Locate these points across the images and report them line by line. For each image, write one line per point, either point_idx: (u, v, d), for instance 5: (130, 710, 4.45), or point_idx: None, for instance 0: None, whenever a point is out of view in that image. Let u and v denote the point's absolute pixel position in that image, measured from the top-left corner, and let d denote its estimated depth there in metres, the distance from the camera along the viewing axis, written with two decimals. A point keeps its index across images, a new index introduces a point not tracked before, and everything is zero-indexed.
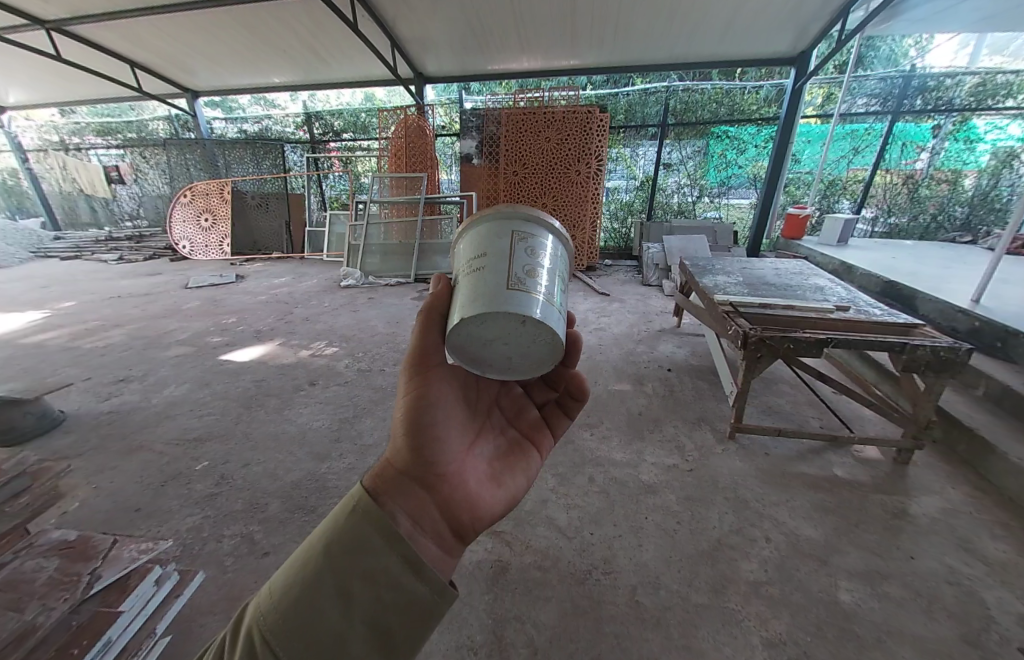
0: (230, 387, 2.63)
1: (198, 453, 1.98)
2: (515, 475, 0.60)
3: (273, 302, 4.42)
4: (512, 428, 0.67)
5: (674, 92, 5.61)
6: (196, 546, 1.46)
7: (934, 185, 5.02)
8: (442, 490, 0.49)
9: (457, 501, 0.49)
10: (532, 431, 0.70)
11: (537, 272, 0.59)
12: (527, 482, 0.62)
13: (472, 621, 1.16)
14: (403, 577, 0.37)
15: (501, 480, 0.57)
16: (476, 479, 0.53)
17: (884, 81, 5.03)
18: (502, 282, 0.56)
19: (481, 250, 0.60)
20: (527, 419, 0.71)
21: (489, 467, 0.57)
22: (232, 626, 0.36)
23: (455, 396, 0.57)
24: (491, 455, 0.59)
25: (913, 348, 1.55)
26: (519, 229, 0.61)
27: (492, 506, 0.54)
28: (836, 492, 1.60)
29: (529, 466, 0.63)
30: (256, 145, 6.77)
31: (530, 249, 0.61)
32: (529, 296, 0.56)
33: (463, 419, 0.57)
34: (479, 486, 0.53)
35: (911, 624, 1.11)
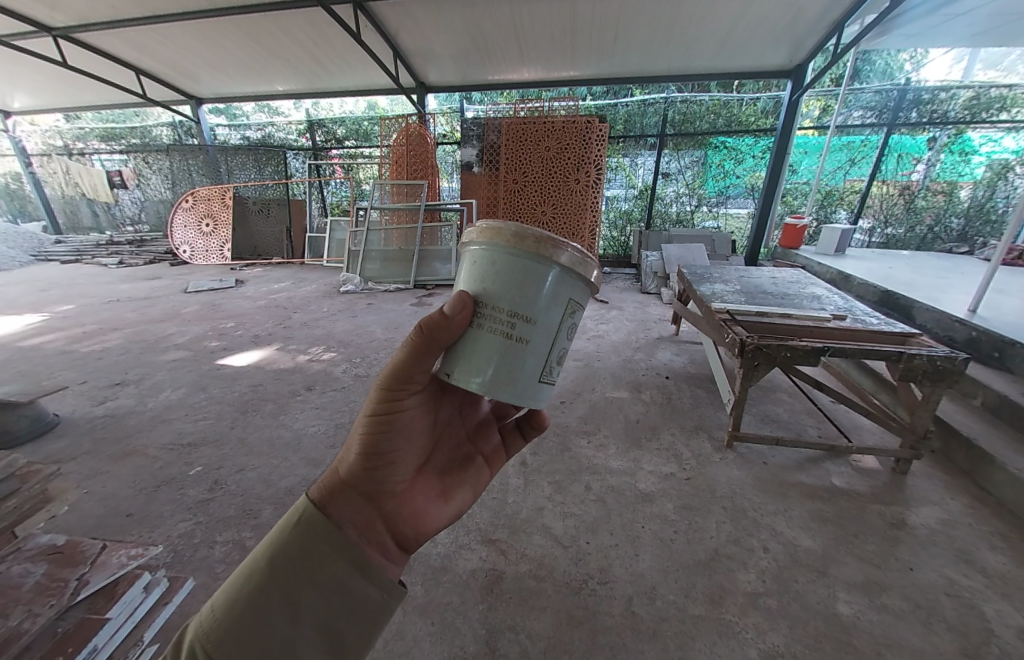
0: (227, 391, 2.62)
1: (192, 458, 1.97)
2: (463, 490, 0.66)
3: (272, 307, 4.42)
4: (468, 444, 0.72)
5: (673, 103, 5.69)
6: (187, 553, 1.44)
7: (930, 196, 5.07)
8: (390, 505, 0.55)
9: (402, 515, 0.55)
10: (489, 451, 0.75)
11: (560, 353, 0.65)
12: (475, 495, 0.68)
13: (465, 631, 1.14)
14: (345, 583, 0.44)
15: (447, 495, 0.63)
16: (423, 498, 0.59)
17: (880, 94, 5.10)
18: (535, 368, 0.62)
19: (531, 313, 0.60)
20: (485, 437, 0.76)
21: (438, 484, 0.63)
22: (175, 647, 0.41)
23: (418, 419, 0.61)
24: (442, 473, 0.64)
25: (910, 357, 1.56)
26: (573, 300, 0.62)
27: (438, 521, 0.60)
28: (834, 502, 1.59)
29: (477, 482, 0.69)
30: (258, 152, 6.82)
31: (569, 324, 0.64)
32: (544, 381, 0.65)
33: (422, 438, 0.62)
34: (425, 503, 0.59)
35: (909, 636, 1.09)
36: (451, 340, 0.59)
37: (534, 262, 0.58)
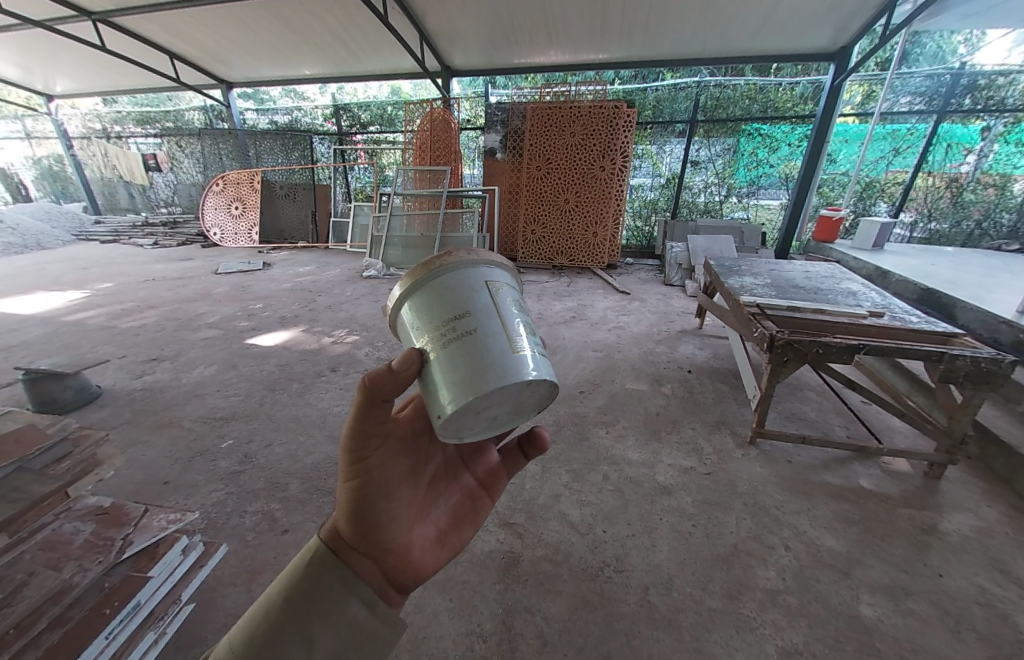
0: (256, 369, 2.73)
1: (224, 431, 2.07)
2: (464, 529, 0.66)
3: (298, 290, 4.54)
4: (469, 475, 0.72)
5: (705, 88, 5.49)
6: (220, 520, 1.52)
7: (979, 189, 4.74)
8: (389, 564, 0.54)
9: (401, 566, 0.56)
10: (486, 478, 0.74)
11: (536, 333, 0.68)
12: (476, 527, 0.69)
13: (483, 609, 1.17)
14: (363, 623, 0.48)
15: (447, 540, 0.63)
16: (424, 545, 0.59)
17: (931, 79, 4.76)
18: (506, 347, 0.60)
19: (464, 311, 0.60)
20: (481, 467, 0.74)
21: (438, 529, 0.63)
22: None
23: (396, 469, 0.59)
24: (443, 515, 0.64)
25: (953, 358, 1.47)
26: (489, 282, 0.66)
27: (438, 563, 0.61)
28: (862, 503, 1.54)
29: (479, 515, 0.70)
30: (285, 136, 6.93)
31: (505, 301, 0.66)
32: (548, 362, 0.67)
33: (408, 490, 0.60)
34: (428, 550, 0.60)
35: (935, 643, 1.06)
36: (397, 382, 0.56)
37: (441, 278, 0.64)
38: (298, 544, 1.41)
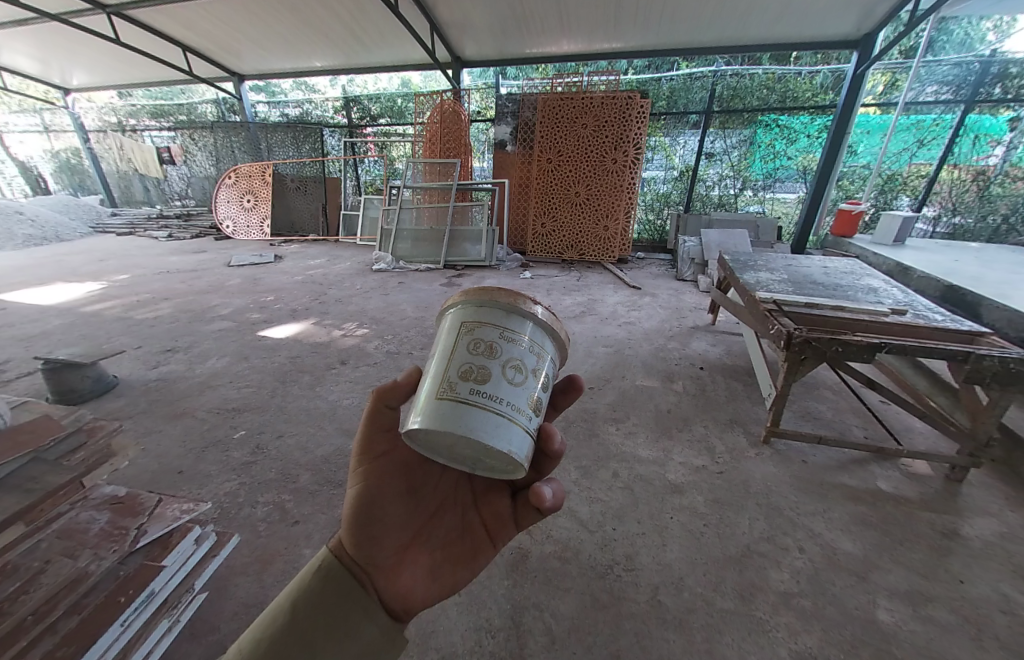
0: (268, 361, 2.76)
1: (236, 422, 2.10)
2: (458, 568, 0.67)
3: (308, 282, 4.58)
4: (473, 513, 0.72)
5: (722, 77, 5.32)
6: (232, 510, 1.54)
7: (1008, 182, 4.52)
8: (382, 584, 0.59)
9: (393, 588, 0.60)
10: (492, 520, 0.72)
11: (511, 384, 0.57)
12: (472, 570, 0.69)
13: (491, 604, 1.17)
14: (353, 630, 0.53)
15: (439, 574, 0.66)
16: (415, 573, 0.63)
17: (960, 67, 4.61)
18: (438, 390, 0.58)
19: (436, 349, 0.64)
20: (489, 507, 0.73)
21: (432, 560, 0.66)
22: None
23: (395, 488, 0.65)
24: (437, 547, 0.67)
25: (980, 358, 1.42)
26: (467, 320, 0.61)
27: (428, 594, 0.64)
28: (879, 506, 1.49)
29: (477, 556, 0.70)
30: (296, 128, 6.95)
31: (475, 342, 0.59)
32: (513, 426, 0.55)
33: (404, 512, 0.65)
34: (417, 581, 0.63)
35: (955, 650, 1.03)
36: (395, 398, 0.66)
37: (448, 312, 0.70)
38: (308, 535, 1.43)
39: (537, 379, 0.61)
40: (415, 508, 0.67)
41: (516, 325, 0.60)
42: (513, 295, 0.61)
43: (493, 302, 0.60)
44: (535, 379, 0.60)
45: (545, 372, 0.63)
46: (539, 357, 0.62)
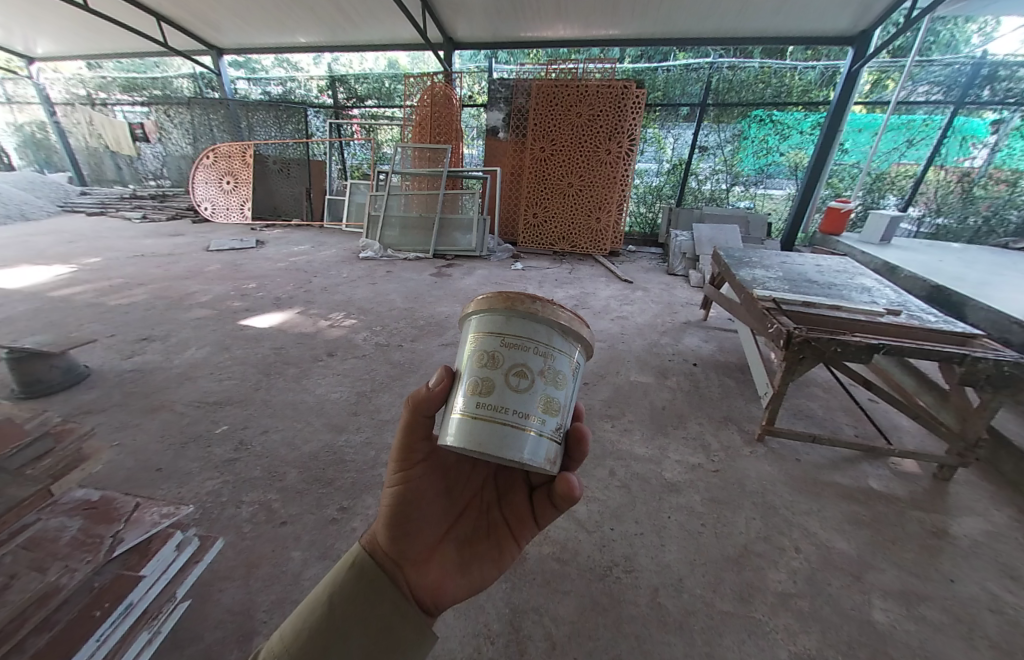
0: (250, 352, 2.65)
1: (218, 417, 2.00)
2: (484, 563, 0.65)
3: (292, 269, 4.42)
4: (498, 510, 0.69)
5: (719, 69, 5.31)
6: (215, 511, 1.46)
7: (990, 185, 4.63)
8: (413, 576, 0.58)
9: (424, 583, 0.59)
10: (516, 517, 0.70)
11: (515, 393, 0.55)
12: (497, 568, 0.66)
13: (489, 609, 1.14)
14: (388, 624, 0.54)
15: (466, 570, 0.63)
16: (444, 569, 0.61)
17: (951, 67, 4.64)
18: (455, 402, 0.60)
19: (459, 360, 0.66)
20: (513, 505, 0.70)
21: (460, 555, 0.64)
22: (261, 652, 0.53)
23: (433, 487, 0.65)
24: (464, 542, 0.65)
25: (975, 360, 1.43)
26: (472, 330, 0.61)
27: (455, 590, 0.61)
28: (871, 505, 1.51)
29: (502, 553, 0.67)
30: (278, 108, 6.65)
31: (479, 353, 0.59)
32: (520, 435, 0.54)
33: (437, 510, 0.64)
34: (446, 576, 0.61)
35: (948, 650, 1.04)
36: (431, 404, 0.62)
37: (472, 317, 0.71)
38: (296, 537, 1.37)
39: (548, 380, 0.57)
40: (446, 505, 0.65)
41: (517, 331, 0.56)
42: (509, 299, 0.57)
43: (491, 307, 0.58)
44: (545, 381, 0.57)
45: (560, 369, 0.59)
46: (547, 357, 0.57)
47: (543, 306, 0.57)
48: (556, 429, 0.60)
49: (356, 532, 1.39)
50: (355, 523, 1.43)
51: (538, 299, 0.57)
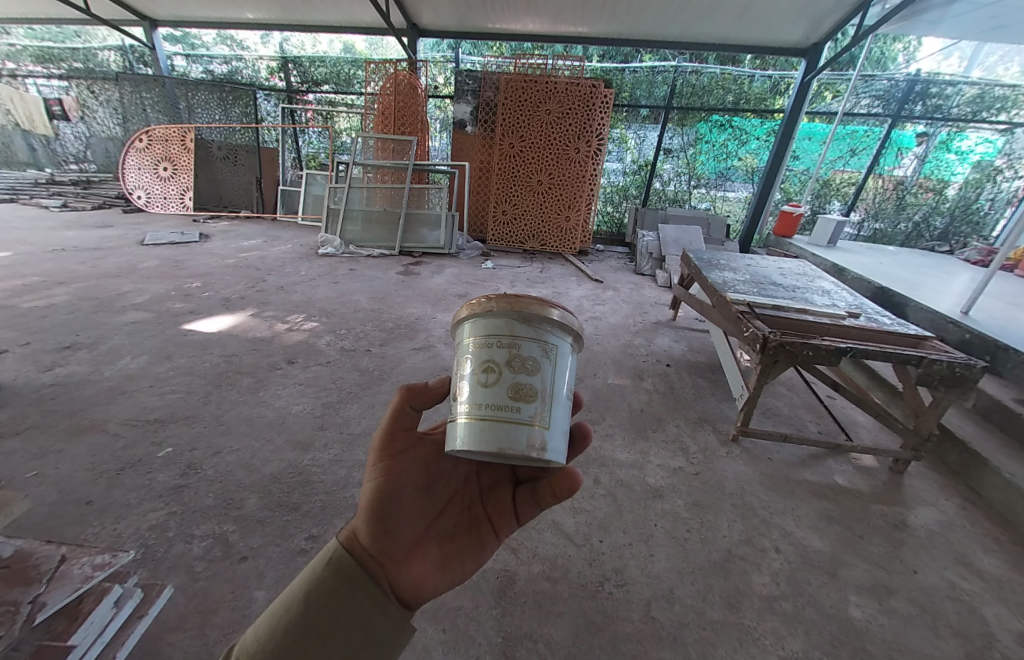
0: (197, 361, 2.39)
1: (160, 438, 1.77)
2: (466, 558, 0.60)
3: (243, 267, 4.07)
4: (481, 504, 0.65)
5: (682, 73, 5.44)
6: (160, 548, 1.28)
7: (920, 193, 5.18)
8: (394, 572, 0.52)
9: (405, 579, 0.52)
10: (498, 511, 0.66)
11: (482, 388, 0.53)
12: (479, 562, 0.62)
13: (480, 640, 1.06)
14: (366, 626, 0.47)
15: (448, 564, 0.58)
16: (425, 563, 0.55)
17: (891, 82, 5.00)
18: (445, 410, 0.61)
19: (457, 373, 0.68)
20: (495, 498, 0.66)
21: (440, 550, 0.58)
22: None
23: (416, 479, 0.59)
24: (446, 537, 0.60)
25: (930, 362, 1.53)
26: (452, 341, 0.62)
27: (436, 586, 0.56)
28: (839, 501, 1.59)
29: (484, 547, 0.63)
30: (223, 88, 6.09)
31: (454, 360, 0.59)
32: (488, 427, 0.52)
33: (421, 501, 0.59)
34: (427, 571, 0.55)
35: (918, 641, 1.10)
36: (424, 398, 0.60)
37: None
38: (260, 573, 1.23)
39: (515, 368, 0.52)
40: (430, 496, 0.60)
41: (476, 330, 0.56)
42: (466, 305, 0.58)
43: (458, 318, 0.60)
44: (511, 369, 0.52)
45: (531, 355, 0.53)
46: (510, 344, 0.53)
47: (495, 299, 0.54)
48: (542, 417, 0.54)
49: None
50: None
51: (490, 297, 0.54)
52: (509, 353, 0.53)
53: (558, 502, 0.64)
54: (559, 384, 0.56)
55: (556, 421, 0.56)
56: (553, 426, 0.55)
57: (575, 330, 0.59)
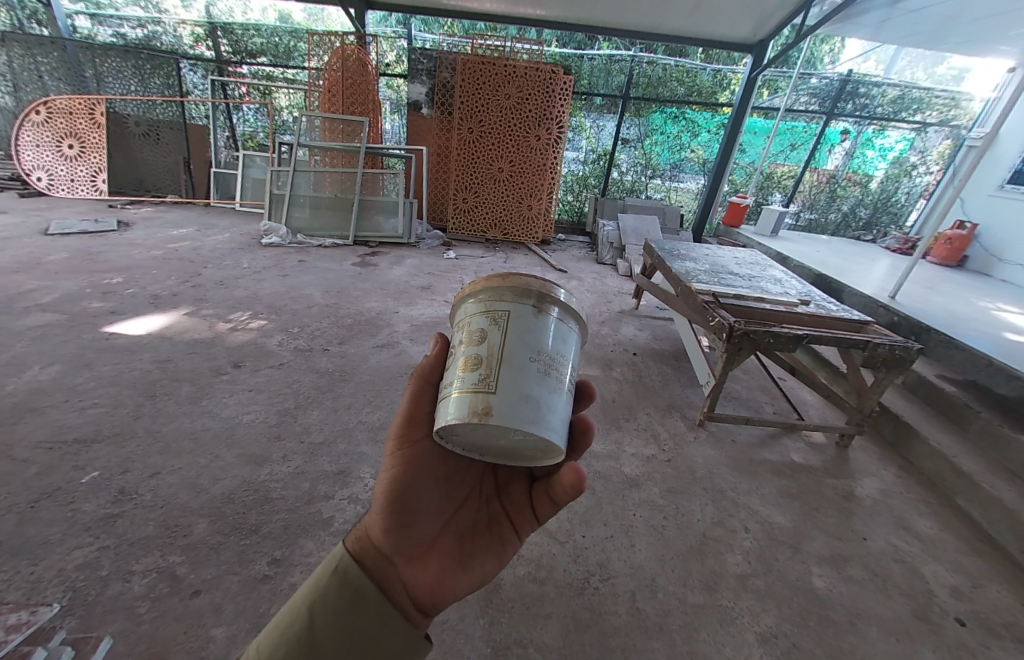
0: (124, 369, 2.10)
1: (81, 461, 1.53)
2: (486, 558, 0.54)
3: (174, 259, 3.63)
4: (498, 500, 0.60)
5: (639, 62, 5.48)
6: (90, 591, 1.11)
7: (848, 186, 5.67)
8: (408, 571, 0.47)
9: (422, 580, 0.47)
10: (518, 508, 0.60)
11: (447, 373, 0.52)
12: (501, 563, 0.56)
13: (469, 652, 1.02)
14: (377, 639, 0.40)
15: (467, 563, 0.52)
16: (442, 562, 0.50)
17: (824, 81, 5.36)
18: None
19: None
20: (514, 494, 0.61)
21: (458, 547, 0.53)
22: None
23: (432, 470, 0.55)
24: (464, 534, 0.55)
25: (874, 346, 1.66)
26: None
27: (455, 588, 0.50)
28: (796, 477, 1.71)
29: (505, 547, 0.57)
30: (138, 55, 5.34)
31: None
32: (439, 407, 0.49)
33: (438, 495, 0.55)
34: (444, 570, 0.50)
35: (873, 604, 1.20)
36: (436, 376, 0.55)
37: None
38: (218, 606, 1.10)
39: (465, 343, 0.50)
40: (446, 493, 0.56)
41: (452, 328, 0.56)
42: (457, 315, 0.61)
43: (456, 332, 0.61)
44: (462, 345, 0.50)
45: (477, 326, 0.49)
46: (464, 323, 0.52)
47: (460, 294, 0.55)
48: (490, 382, 0.45)
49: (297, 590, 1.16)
50: (294, 578, 1.20)
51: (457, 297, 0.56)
52: (464, 333, 0.50)
53: (569, 502, 0.55)
54: (514, 347, 0.47)
55: (509, 385, 0.45)
56: (503, 389, 0.45)
57: (534, 290, 0.50)
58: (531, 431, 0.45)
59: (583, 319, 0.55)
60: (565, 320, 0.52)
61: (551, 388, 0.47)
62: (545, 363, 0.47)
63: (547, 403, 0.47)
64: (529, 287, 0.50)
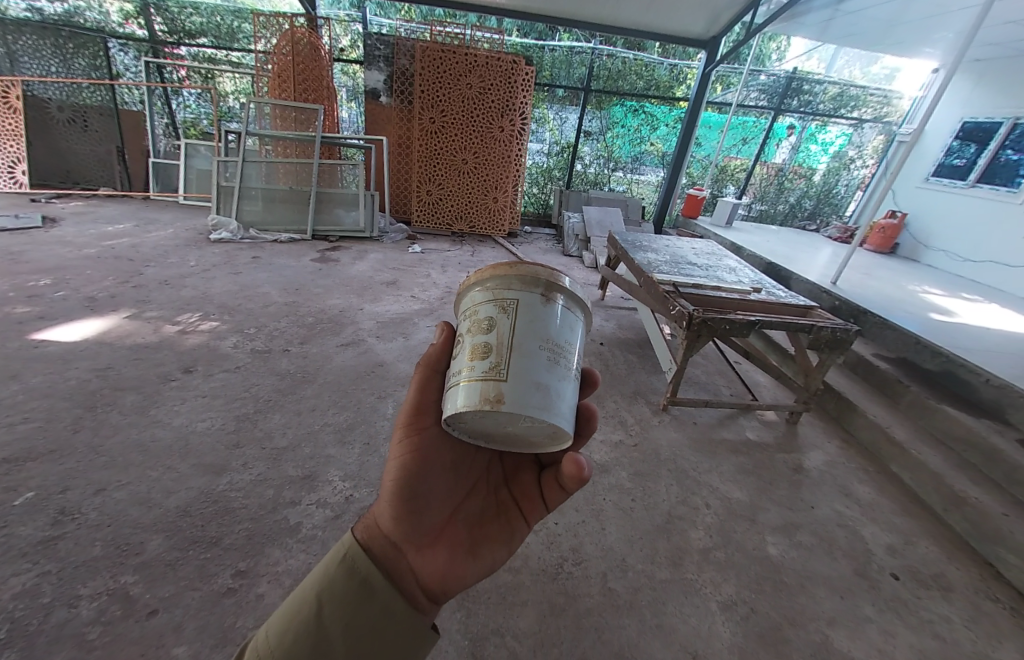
0: (56, 379, 1.91)
1: (9, 482, 1.39)
2: (495, 547, 0.54)
3: (109, 257, 3.33)
4: (506, 489, 0.60)
5: (599, 55, 5.53)
6: (28, 621, 1.01)
7: (794, 178, 6.03)
8: (418, 560, 0.46)
9: (432, 568, 0.46)
10: (526, 496, 0.60)
11: (453, 362, 0.51)
12: (509, 550, 0.55)
13: (447, 647, 1.02)
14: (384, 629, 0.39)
15: (476, 552, 0.52)
16: (450, 550, 0.50)
17: (772, 78, 5.60)
18: None
19: None
20: (522, 482, 0.61)
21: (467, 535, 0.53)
22: None
23: (441, 457, 0.54)
24: (473, 523, 0.54)
25: (818, 329, 1.79)
26: None
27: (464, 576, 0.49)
28: (751, 454, 1.82)
29: (513, 535, 0.56)
30: (56, 31, 4.81)
31: None
32: (447, 396, 0.48)
33: (446, 483, 0.54)
34: (453, 558, 0.49)
35: (820, 566, 1.32)
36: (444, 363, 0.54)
37: None
38: (178, 623, 1.05)
39: (472, 331, 0.49)
40: (454, 481, 0.56)
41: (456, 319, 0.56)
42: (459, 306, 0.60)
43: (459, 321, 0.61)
44: (469, 334, 0.50)
45: (486, 314, 0.49)
46: (470, 312, 0.51)
47: (464, 282, 0.54)
48: (502, 371, 0.45)
49: (264, 600, 1.13)
50: (261, 588, 1.15)
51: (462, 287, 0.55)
52: (471, 321, 0.50)
53: (576, 489, 0.55)
54: (523, 335, 0.47)
55: (520, 372, 0.45)
56: (515, 376, 0.45)
57: (541, 278, 0.50)
58: (542, 417, 0.46)
59: (588, 309, 0.56)
60: (571, 309, 0.53)
61: (560, 376, 0.48)
62: (555, 351, 0.47)
63: (557, 391, 0.47)
64: (536, 276, 0.50)
